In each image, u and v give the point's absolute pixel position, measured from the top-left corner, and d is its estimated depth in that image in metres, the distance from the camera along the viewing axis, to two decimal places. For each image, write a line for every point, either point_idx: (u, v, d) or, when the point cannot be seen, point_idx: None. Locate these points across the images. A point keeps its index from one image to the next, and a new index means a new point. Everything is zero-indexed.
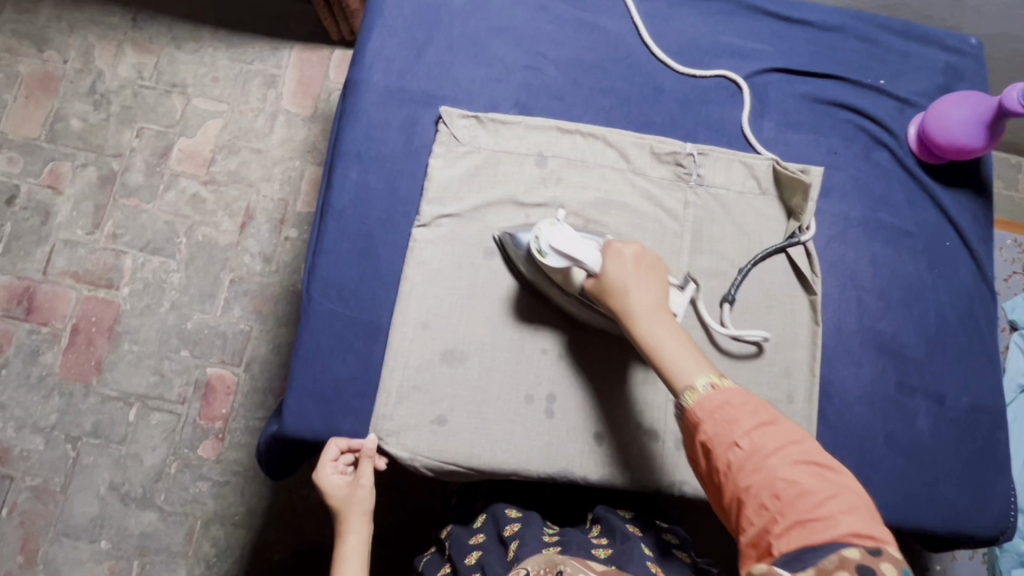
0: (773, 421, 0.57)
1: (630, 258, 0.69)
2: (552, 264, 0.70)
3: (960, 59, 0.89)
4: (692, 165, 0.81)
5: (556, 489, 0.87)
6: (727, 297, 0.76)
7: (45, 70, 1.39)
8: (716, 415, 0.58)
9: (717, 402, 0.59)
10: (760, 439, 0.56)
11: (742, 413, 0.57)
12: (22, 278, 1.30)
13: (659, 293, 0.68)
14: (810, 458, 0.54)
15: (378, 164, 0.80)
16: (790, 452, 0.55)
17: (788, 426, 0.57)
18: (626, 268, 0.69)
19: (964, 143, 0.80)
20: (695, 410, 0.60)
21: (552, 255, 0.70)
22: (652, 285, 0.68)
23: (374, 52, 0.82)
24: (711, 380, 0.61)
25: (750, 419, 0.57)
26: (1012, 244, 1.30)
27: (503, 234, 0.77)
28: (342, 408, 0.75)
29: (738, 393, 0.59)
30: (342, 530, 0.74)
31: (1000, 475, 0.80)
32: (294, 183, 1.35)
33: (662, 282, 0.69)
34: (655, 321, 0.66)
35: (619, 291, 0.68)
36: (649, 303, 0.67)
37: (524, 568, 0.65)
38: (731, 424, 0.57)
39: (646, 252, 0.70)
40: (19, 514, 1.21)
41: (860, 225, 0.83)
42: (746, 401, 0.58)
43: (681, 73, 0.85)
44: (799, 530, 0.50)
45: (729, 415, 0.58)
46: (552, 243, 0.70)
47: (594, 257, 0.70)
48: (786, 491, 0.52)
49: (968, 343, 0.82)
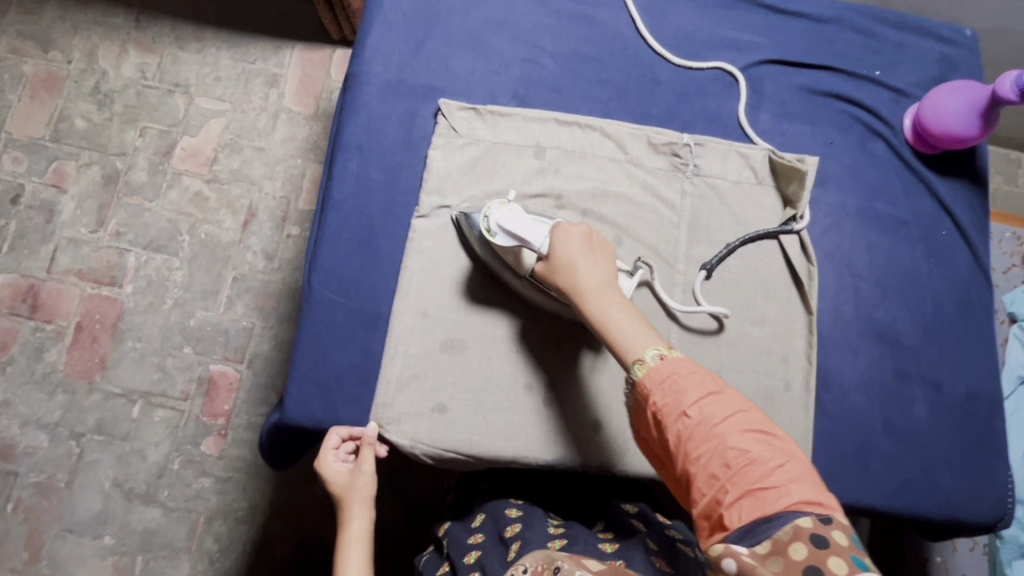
0: (721, 389, 0.57)
1: (578, 238, 0.70)
2: (502, 244, 0.72)
3: (955, 50, 0.90)
4: (689, 156, 0.82)
5: (557, 486, 0.87)
6: (706, 265, 0.78)
7: (49, 71, 1.40)
8: (665, 385, 0.58)
9: (665, 372, 0.59)
10: (708, 408, 0.56)
11: (690, 383, 0.57)
12: (27, 276, 1.31)
13: (608, 271, 0.68)
14: (758, 425, 0.55)
15: (378, 156, 0.81)
16: (739, 420, 0.55)
17: (734, 393, 0.57)
18: (573, 246, 0.69)
19: (959, 132, 0.80)
20: (644, 382, 0.59)
21: (501, 234, 0.71)
22: (599, 263, 0.69)
23: (374, 46, 0.83)
24: (660, 350, 0.61)
25: (698, 388, 0.57)
26: (1011, 237, 1.30)
27: (459, 217, 0.78)
28: (344, 396, 0.76)
29: (685, 363, 0.59)
30: (346, 518, 0.75)
31: (997, 462, 0.80)
32: (296, 180, 1.36)
33: (610, 260, 0.70)
34: (604, 297, 0.66)
35: (568, 269, 0.68)
36: (597, 279, 0.67)
37: (523, 566, 0.66)
38: (679, 395, 0.57)
39: (594, 233, 0.71)
40: (23, 510, 1.22)
41: (857, 215, 0.83)
42: (693, 371, 0.58)
43: (678, 65, 0.86)
44: (751, 500, 0.52)
45: (677, 385, 0.58)
46: (501, 221, 0.71)
47: (541, 238, 0.71)
48: (737, 461, 0.53)
49: (965, 331, 0.83)
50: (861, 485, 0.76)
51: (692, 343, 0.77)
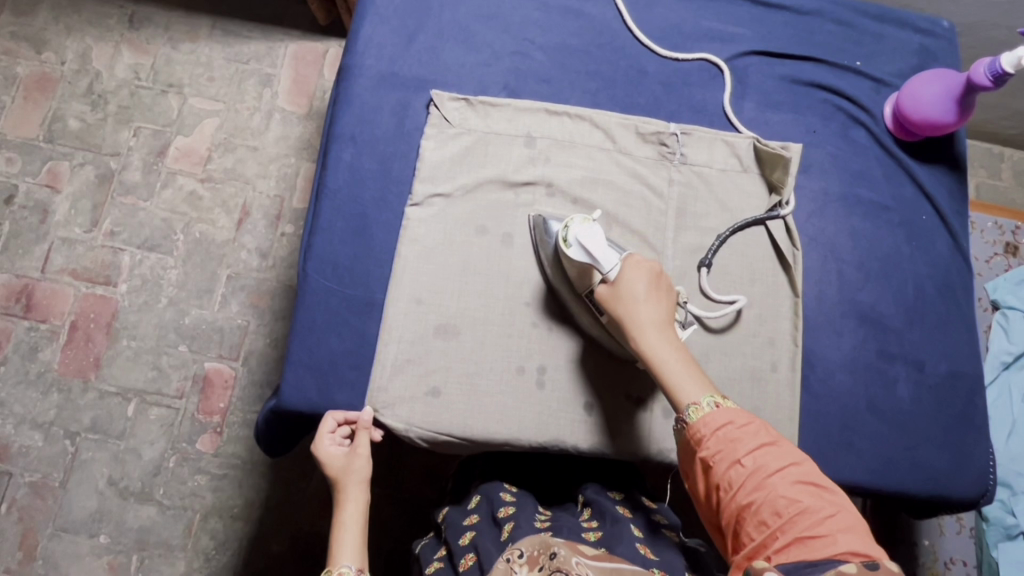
0: (774, 442, 0.62)
1: (647, 274, 0.72)
2: (574, 257, 0.73)
3: (933, 40, 0.92)
4: (676, 145, 0.83)
5: (551, 475, 0.88)
6: (705, 261, 0.79)
7: (43, 71, 1.41)
8: (720, 433, 0.63)
9: (721, 420, 0.63)
10: (761, 459, 0.60)
11: (745, 434, 0.62)
12: (21, 276, 1.31)
13: (667, 310, 0.72)
14: (810, 478, 0.59)
15: (372, 147, 0.82)
16: (790, 472, 0.59)
17: (788, 447, 0.62)
18: (639, 282, 0.72)
19: (937, 118, 0.83)
20: (699, 427, 0.64)
21: (576, 248, 0.73)
22: (661, 302, 0.72)
23: (366, 39, 0.85)
24: (715, 400, 0.65)
25: (751, 439, 0.62)
26: (993, 227, 1.33)
27: (537, 219, 0.79)
28: (339, 380, 0.77)
29: (741, 414, 0.64)
30: (341, 499, 0.76)
31: (978, 439, 0.82)
32: (290, 178, 1.38)
33: (671, 301, 0.73)
34: (662, 337, 0.70)
35: (630, 303, 0.71)
36: (657, 318, 0.71)
37: (519, 549, 0.68)
38: (734, 444, 0.62)
39: (662, 272, 0.74)
40: (18, 510, 1.22)
41: (839, 201, 0.85)
42: (749, 422, 0.63)
43: (663, 56, 0.88)
44: (800, 546, 0.55)
45: (732, 434, 0.62)
46: (578, 236, 0.72)
47: (612, 262, 0.72)
48: (787, 509, 0.57)
49: (946, 313, 0.85)
50: (846, 464, 0.78)
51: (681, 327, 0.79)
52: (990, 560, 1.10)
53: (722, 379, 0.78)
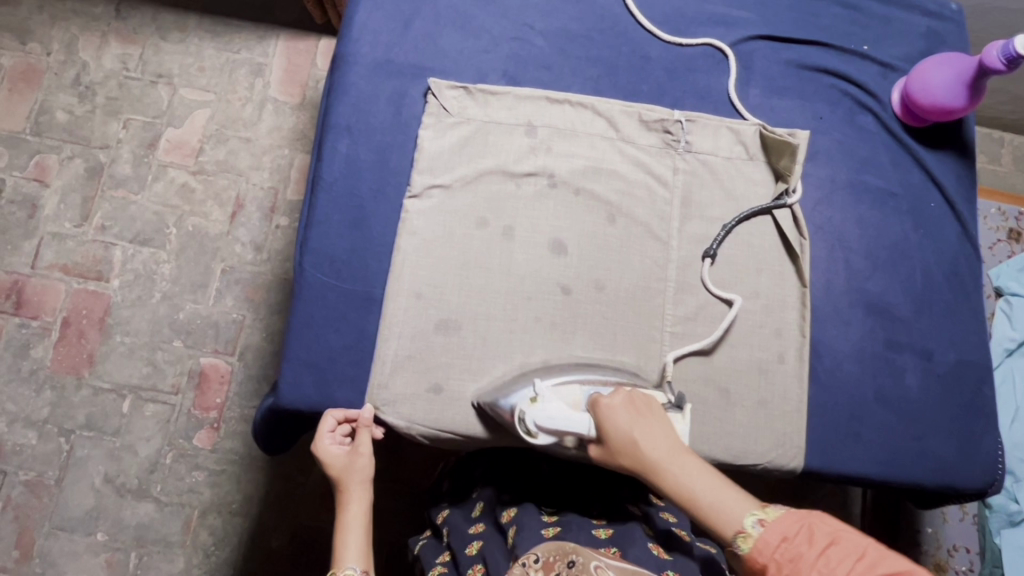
0: (832, 541, 0.54)
1: (623, 409, 0.67)
2: (544, 440, 0.70)
3: (941, 24, 0.90)
4: (680, 132, 0.82)
5: (554, 473, 0.85)
6: (709, 251, 0.78)
7: (28, 62, 1.38)
8: (778, 555, 0.55)
9: (773, 541, 0.56)
10: (827, 569, 0.53)
11: (801, 545, 0.55)
12: (11, 272, 1.29)
13: (664, 430, 0.66)
14: (881, 571, 0.51)
15: (368, 137, 0.80)
16: (860, 572, 0.52)
17: (846, 540, 0.54)
18: (621, 422, 0.66)
19: (947, 104, 0.81)
20: (755, 557, 0.56)
21: (541, 433, 0.69)
22: (653, 427, 0.66)
23: (361, 25, 0.82)
24: (757, 517, 0.58)
25: (810, 549, 0.54)
26: (996, 213, 1.31)
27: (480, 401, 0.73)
28: (338, 377, 0.75)
29: (788, 518, 0.57)
30: (345, 499, 0.75)
31: (987, 428, 0.82)
32: (284, 170, 1.35)
33: (662, 418, 0.67)
34: (676, 465, 0.63)
35: (629, 448, 0.65)
36: (663, 449, 0.64)
37: (534, 555, 0.66)
38: (795, 564, 0.54)
39: (636, 394, 0.68)
40: (13, 509, 1.20)
41: (847, 188, 0.84)
42: (799, 528, 0.56)
43: (667, 42, 0.86)
44: None
45: (790, 552, 0.55)
46: (537, 421, 0.69)
47: (584, 422, 0.68)
48: None
49: (954, 302, 0.84)
50: (854, 454, 0.77)
51: (686, 318, 0.78)
52: (993, 546, 1.10)
53: (728, 372, 0.77)
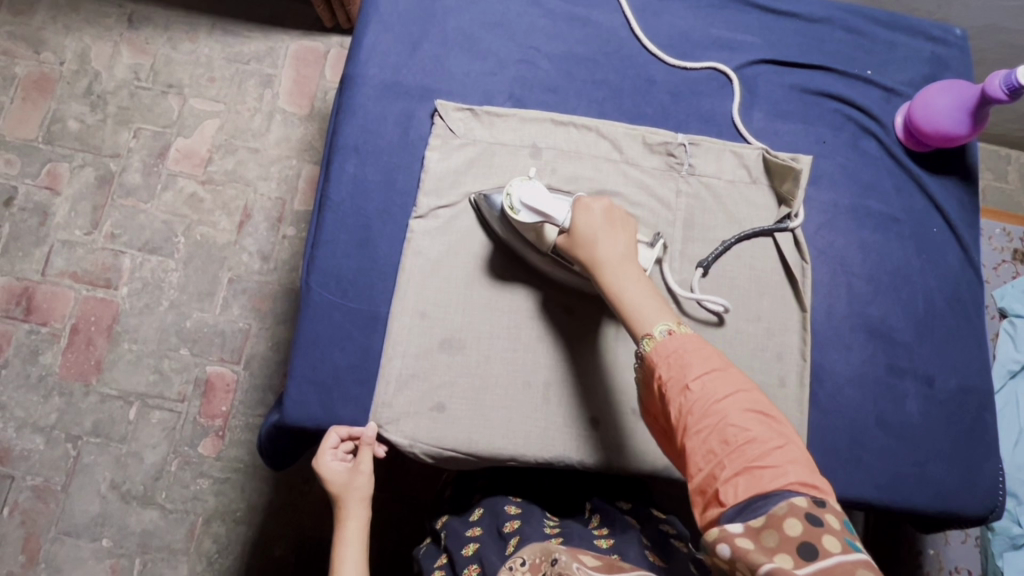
0: (724, 368, 0.58)
1: (601, 213, 0.70)
2: (523, 220, 0.72)
3: (945, 49, 0.91)
4: (684, 155, 0.82)
5: (554, 484, 0.87)
6: (703, 262, 0.79)
7: (41, 71, 1.40)
8: (672, 359, 0.59)
9: (673, 348, 0.60)
10: (712, 385, 0.57)
11: (696, 359, 0.58)
12: (21, 279, 1.31)
13: (627, 243, 0.69)
14: (759, 406, 0.56)
15: (375, 157, 0.81)
16: (741, 399, 0.56)
17: (738, 374, 0.58)
18: (595, 221, 0.70)
19: (950, 130, 0.82)
20: (653, 356, 0.60)
21: (524, 212, 0.72)
22: (619, 236, 0.69)
23: (370, 46, 0.83)
24: (669, 327, 0.61)
25: (702, 364, 0.58)
26: (1001, 233, 1.32)
27: (478, 198, 0.78)
28: (342, 395, 0.76)
29: (693, 339, 0.60)
30: (342, 517, 0.75)
31: (989, 454, 0.82)
32: (292, 181, 1.36)
33: (630, 234, 0.70)
34: (623, 271, 0.67)
35: (587, 241, 0.69)
36: (617, 252, 0.68)
37: (521, 558, 0.67)
38: (684, 369, 0.58)
39: (616, 207, 0.72)
40: (20, 514, 1.21)
41: (849, 212, 0.84)
42: (700, 348, 0.59)
43: (671, 66, 0.87)
44: (748, 475, 0.52)
45: (683, 360, 0.58)
46: (524, 199, 0.71)
47: (564, 212, 0.71)
48: (736, 437, 0.54)
49: (956, 326, 0.84)
50: (855, 479, 0.77)
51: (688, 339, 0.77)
52: (995, 568, 1.10)
53: None
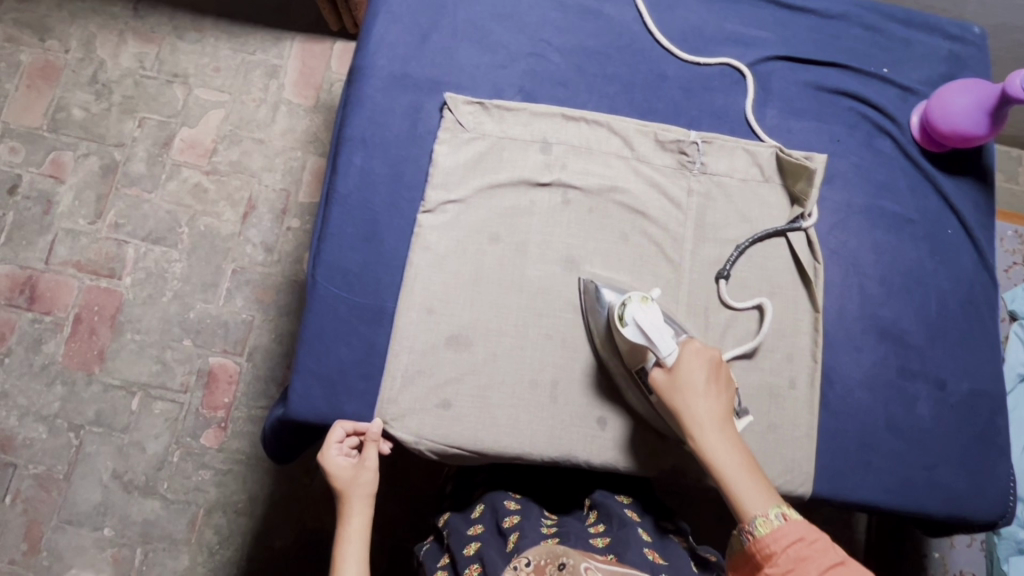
0: (841, 561, 0.60)
1: (709, 365, 0.70)
2: (629, 336, 0.70)
3: (963, 47, 0.89)
4: (696, 153, 0.81)
5: (556, 482, 0.87)
6: (723, 272, 0.78)
7: (46, 59, 1.39)
8: (790, 550, 0.61)
9: (791, 537, 0.62)
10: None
11: (816, 552, 0.61)
12: (25, 267, 1.30)
13: (727, 403, 0.70)
14: None
15: (383, 151, 0.80)
16: None
17: (856, 567, 0.60)
18: (702, 373, 0.70)
19: (967, 130, 0.80)
20: (767, 542, 0.62)
21: (633, 327, 0.70)
22: (721, 395, 0.70)
23: (379, 38, 0.82)
24: (781, 511, 0.64)
25: (822, 557, 0.60)
26: (1013, 235, 1.30)
27: (590, 283, 0.77)
28: (347, 390, 0.75)
29: (809, 528, 0.62)
30: (346, 511, 0.75)
31: (1000, 459, 0.81)
32: (296, 173, 1.35)
33: (730, 392, 0.71)
34: (723, 434, 0.68)
35: (690, 398, 0.69)
36: (719, 413, 0.69)
37: (525, 558, 0.67)
38: (805, 563, 0.60)
39: (721, 360, 0.72)
40: (22, 502, 1.21)
41: (863, 212, 0.83)
42: (818, 539, 0.61)
43: (684, 61, 0.85)
44: None
45: (803, 553, 0.61)
46: (636, 316, 0.70)
47: (672, 350, 0.70)
48: None
49: (969, 329, 0.83)
50: (864, 483, 0.77)
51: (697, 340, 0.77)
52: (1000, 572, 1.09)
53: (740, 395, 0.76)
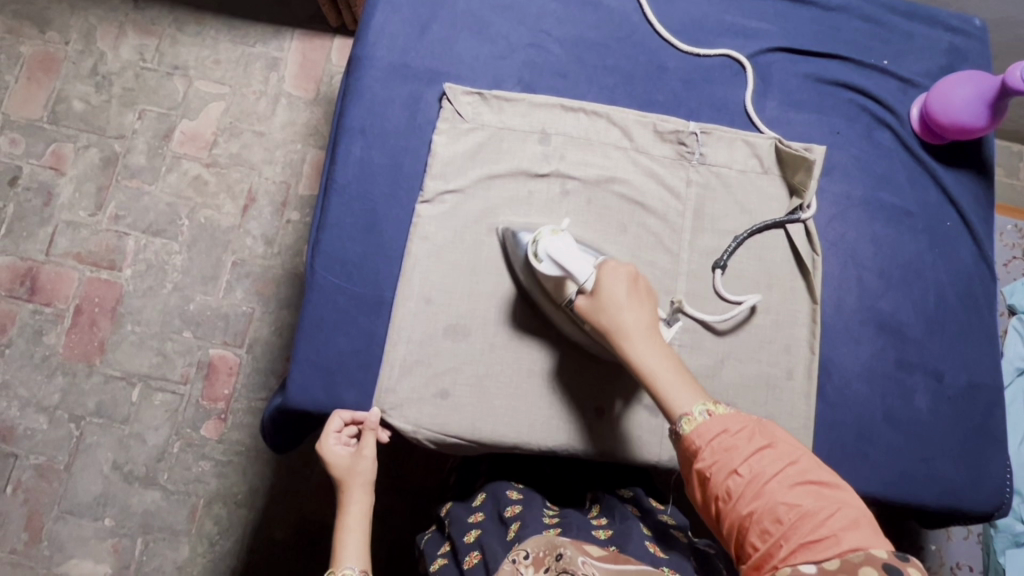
0: (768, 444, 0.58)
1: (627, 278, 0.68)
2: (546, 271, 0.70)
3: (964, 39, 0.89)
4: (695, 144, 0.81)
5: (553, 467, 0.87)
6: (719, 262, 0.78)
7: (46, 51, 1.39)
8: (715, 442, 0.59)
9: (715, 430, 0.60)
10: (759, 464, 0.57)
11: (740, 440, 0.58)
12: (25, 259, 1.30)
13: (651, 315, 0.68)
14: (809, 477, 0.56)
15: (382, 141, 0.80)
16: (790, 474, 0.56)
17: (783, 447, 0.58)
18: (620, 288, 0.68)
19: (968, 123, 0.80)
20: (693, 438, 0.60)
21: (548, 262, 0.70)
22: (644, 308, 0.68)
23: (378, 29, 0.82)
24: (707, 407, 0.61)
25: (747, 445, 0.58)
26: (1013, 229, 1.30)
27: (506, 232, 0.77)
28: (346, 379, 0.76)
29: (733, 417, 0.60)
30: (345, 500, 0.75)
31: (997, 451, 0.81)
32: (296, 165, 1.35)
33: (654, 304, 0.69)
34: (648, 345, 0.66)
35: (613, 310, 0.67)
36: (643, 324, 0.66)
37: (524, 550, 0.67)
38: (730, 453, 0.58)
39: (640, 275, 0.70)
40: (23, 492, 1.22)
41: (862, 204, 0.83)
42: (743, 426, 0.59)
43: (684, 52, 0.85)
44: (805, 550, 0.52)
45: (727, 442, 0.59)
46: (549, 250, 0.69)
47: (587, 272, 0.68)
48: (788, 515, 0.54)
49: (968, 322, 0.83)
50: (861, 474, 0.77)
51: (694, 331, 0.77)
52: (997, 566, 1.10)
53: (737, 386, 0.76)
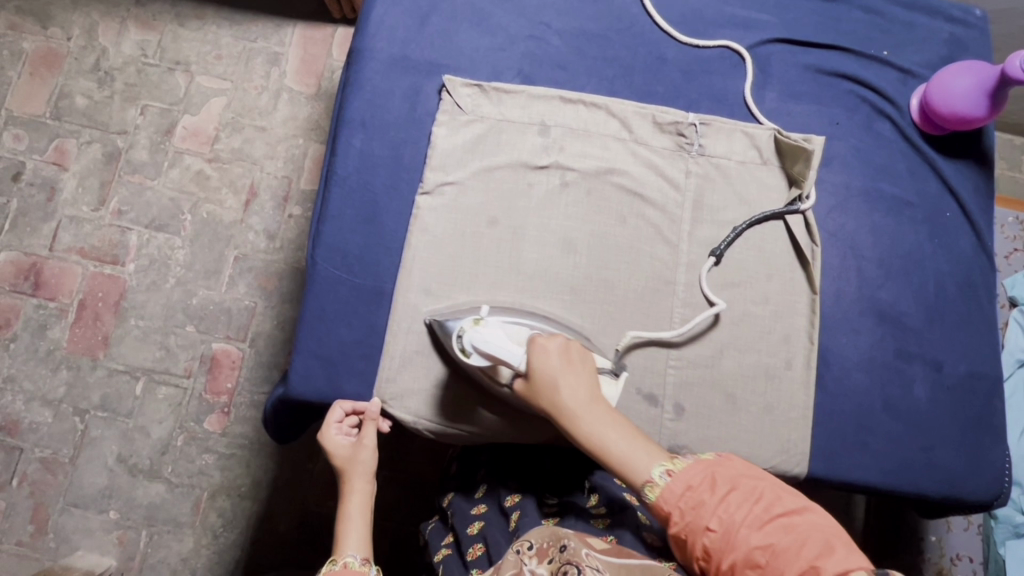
0: (731, 487, 0.60)
1: (557, 353, 0.68)
2: (477, 362, 0.70)
3: (964, 30, 0.89)
4: (694, 135, 0.81)
5: (555, 462, 0.83)
6: (716, 250, 0.78)
7: (49, 46, 1.39)
8: (682, 502, 0.60)
9: (679, 489, 0.61)
10: (728, 511, 0.59)
11: (704, 494, 0.60)
12: (29, 254, 1.31)
13: (589, 382, 0.68)
14: (775, 511, 0.58)
15: (381, 133, 0.80)
16: (757, 514, 0.58)
17: (745, 486, 0.60)
18: (553, 363, 0.67)
19: (966, 113, 0.80)
20: (661, 505, 0.61)
21: (475, 354, 0.69)
22: (580, 377, 0.67)
23: (377, 21, 0.82)
24: (665, 468, 0.62)
25: (712, 496, 0.59)
26: (1014, 222, 1.30)
27: (433, 320, 0.75)
28: (347, 369, 0.76)
29: (692, 469, 0.62)
30: (347, 489, 0.76)
31: (996, 441, 0.81)
32: (298, 160, 1.36)
33: (590, 367, 0.69)
34: (594, 416, 0.66)
35: (551, 390, 0.67)
36: (582, 397, 0.66)
37: (528, 541, 0.66)
38: (698, 510, 0.59)
39: (571, 342, 0.69)
40: (29, 485, 1.23)
41: (862, 195, 0.83)
42: (703, 478, 0.61)
43: (684, 43, 0.85)
44: None
45: (693, 500, 0.60)
46: (475, 342, 0.69)
47: (517, 355, 0.68)
48: (765, 558, 0.56)
49: (967, 312, 0.83)
50: (860, 464, 0.77)
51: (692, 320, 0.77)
52: (996, 557, 1.10)
53: (735, 376, 0.77)
